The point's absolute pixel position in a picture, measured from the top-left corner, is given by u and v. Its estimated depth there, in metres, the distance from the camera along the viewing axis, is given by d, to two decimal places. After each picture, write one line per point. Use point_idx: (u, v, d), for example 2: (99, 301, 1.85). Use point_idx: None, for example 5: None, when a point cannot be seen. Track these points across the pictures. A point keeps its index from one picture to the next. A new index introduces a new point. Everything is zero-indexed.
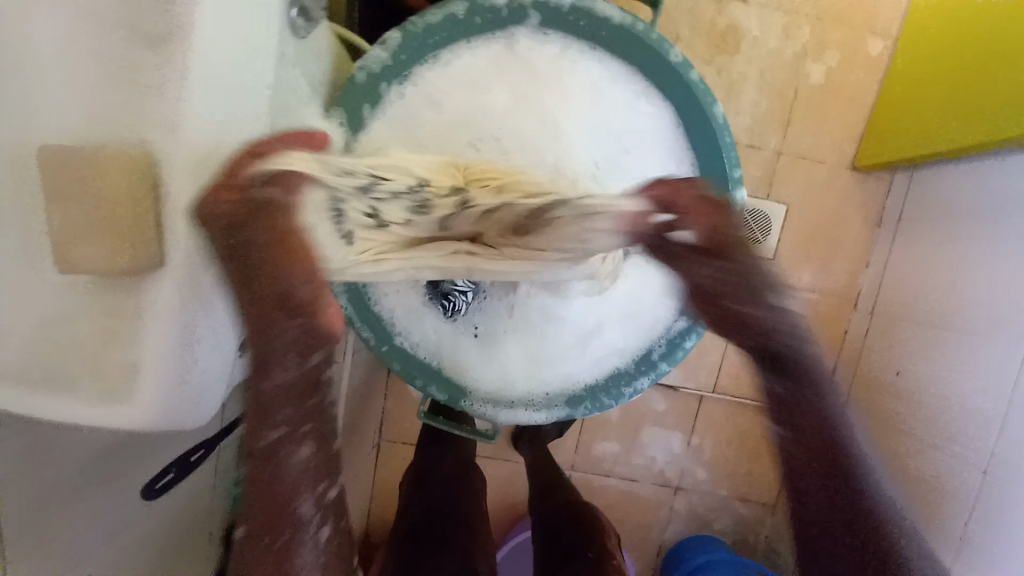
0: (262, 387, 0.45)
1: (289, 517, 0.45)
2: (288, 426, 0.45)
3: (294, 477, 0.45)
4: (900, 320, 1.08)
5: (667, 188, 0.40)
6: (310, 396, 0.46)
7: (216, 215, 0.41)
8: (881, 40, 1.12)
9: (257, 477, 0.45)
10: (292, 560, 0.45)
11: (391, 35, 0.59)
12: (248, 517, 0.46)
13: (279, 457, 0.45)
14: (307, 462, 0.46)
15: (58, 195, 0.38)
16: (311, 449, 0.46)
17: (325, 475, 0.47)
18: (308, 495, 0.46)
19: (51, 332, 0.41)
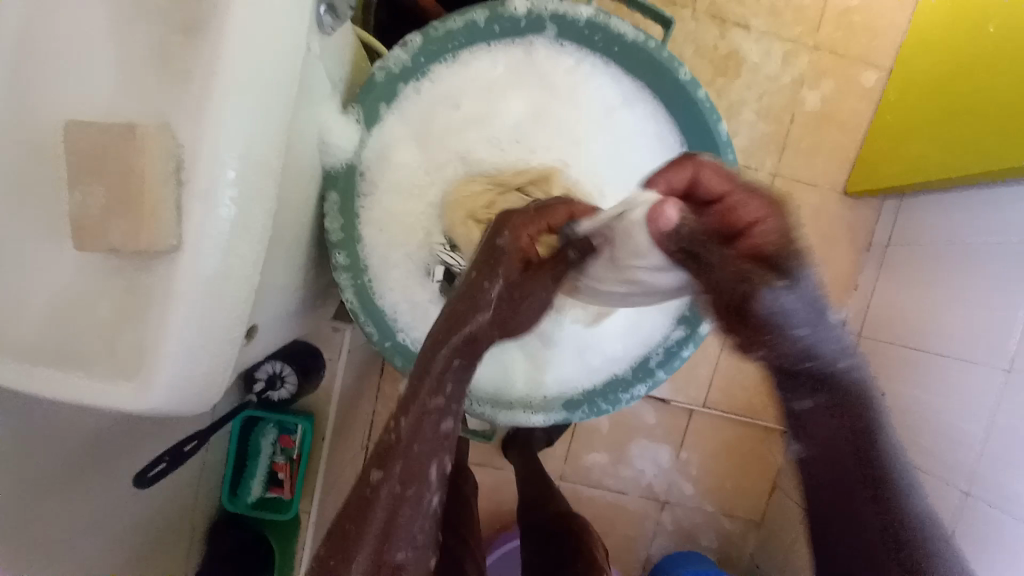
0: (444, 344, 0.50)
1: (420, 475, 0.48)
2: (445, 393, 0.50)
3: (433, 440, 0.49)
4: (884, 341, 1.10)
5: (686, 173, 0.43)
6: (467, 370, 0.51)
7: (235, 199, 0.40)
8: (875, 73, 1.17)
9: (407, 430, 0.48)
10: (406, 517, 0.47)
11: (412, 37, 0.57)
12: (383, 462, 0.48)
13: (433, 417, 0.49)
14: (446, 433, 0.49)
15: (83, 170, 0.38)
16: (451, 422, 0.50)
17: (453, 446, 0.51)
18: (436, 459, 0.49)
19: (66, 308, 0.41)
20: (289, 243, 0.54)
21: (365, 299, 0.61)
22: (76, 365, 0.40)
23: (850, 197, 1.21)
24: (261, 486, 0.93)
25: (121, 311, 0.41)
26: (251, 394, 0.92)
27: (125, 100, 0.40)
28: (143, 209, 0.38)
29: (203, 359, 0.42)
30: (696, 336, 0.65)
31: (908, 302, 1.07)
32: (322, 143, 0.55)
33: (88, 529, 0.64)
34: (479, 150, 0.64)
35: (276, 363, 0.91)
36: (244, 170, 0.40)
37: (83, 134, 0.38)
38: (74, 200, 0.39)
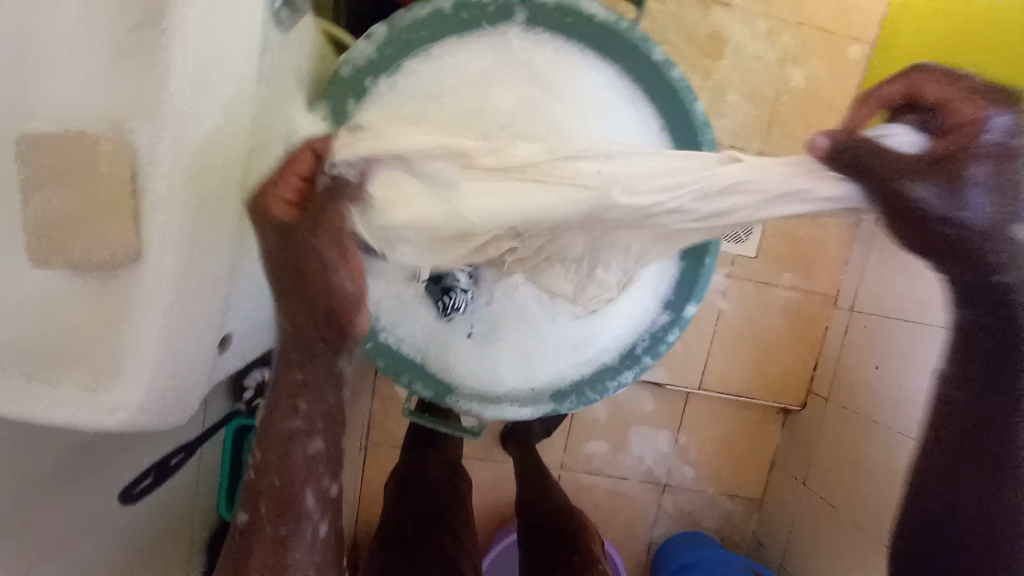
0: (288, 369, 0.48)
1: (297, 506, 0.49)
2: (304, 420, 0.49)
3: (303, 470, 0.49)
4: (877, 317, 1.10)
5: (910, 82, 0.41)
6: (329, 395, 0.49)
7: (193, 206, 0.39)
8: (859, 47, 1.15)
9: (272, 467, 0.49)
10: (288, 553, 0.49)
11: (376, 28, 0.56)
12: (256, 503, 0.50)
13: (292, 445, 0.49)
14: (318, 454, 0.50)
15: (43, 178, 0.36)
16: (321, 444, 0.50)
17: (331, 472, 0.52)
18: (312, 486, 0.50)
19: (26, 327, 0.39)
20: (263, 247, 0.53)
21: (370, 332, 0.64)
22: (54, 380, 0.39)
23: None
24: None
25: (92, 322, 0.40)
26: (239, 402, 0.91)
27: (69, 106, 0.38)
28: (120, 213, 0.37)
29: (180, 363, 0.42)
30: (681, 320, 0.65)
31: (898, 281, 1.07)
32: (289, 142, 0.53)
33: (86, 542, 0.63)
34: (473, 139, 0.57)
35: (264, 371, 0.90)
36: (199, 168, 0.39)
37: (40, 142, 0.36)
38: (32, 208, 0.36)
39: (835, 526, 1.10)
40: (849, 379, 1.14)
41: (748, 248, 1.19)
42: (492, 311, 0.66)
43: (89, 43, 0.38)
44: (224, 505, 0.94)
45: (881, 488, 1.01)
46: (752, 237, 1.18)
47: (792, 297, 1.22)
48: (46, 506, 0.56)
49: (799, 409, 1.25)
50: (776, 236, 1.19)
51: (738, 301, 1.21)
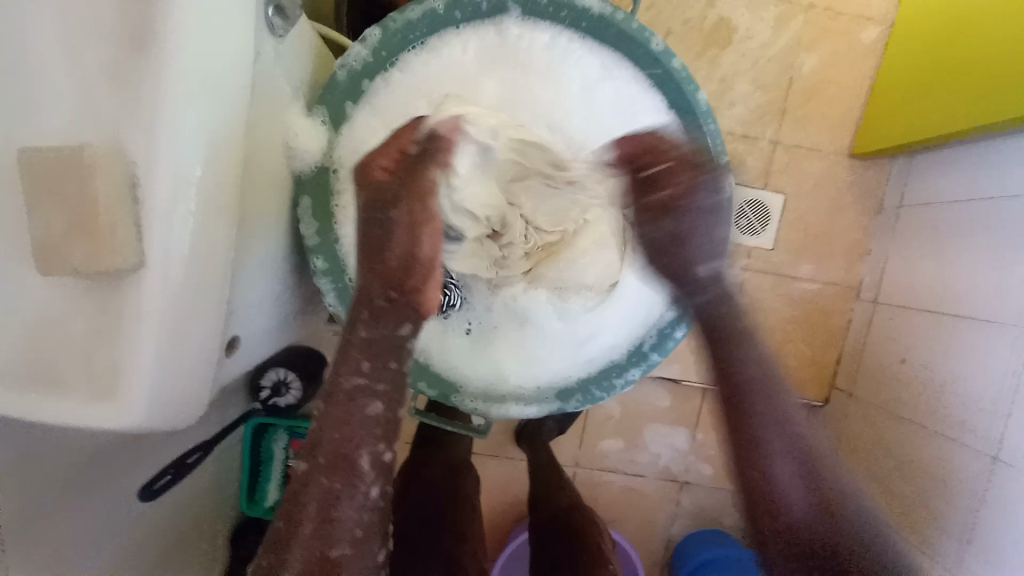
0: (354, 333, 0.48)
1: (350, 462, 0.46)
2: (369, 376, 0.47)
3: (362, 426, 0.47)
4: (902, 308, 1.06)
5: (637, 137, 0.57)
6: (392, 358, 0.48)
7: (189, 213, 0.40)
8: (876, 27, 1.11)
9: (333, 421, 0.47)
10: (338, 509, 0.45)
11: (370, 31, 0.56)
12: (312, 453, 0.47)
13: (354, 400, 0.47)
14: (377, 415, 0.47)
15: (38, 193, 0.38)
16: (382, 406, 0.47)
17: (387, 435, 0.48)
18: (368, 446, 0.47)
19: (40, 332, 0.41)
20: (265, 249, 0.54)
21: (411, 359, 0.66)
22: (50, 386, 0.41)
23: (857, 159, 1.16)
24: (277, 491, 0.97)
25: (93, 332, 0.41)
26: (257, 401, 0.95)
27: (69, 121, 0.39)
28: (99, 230, 0.38)
29: (184, 364, 0.43)
30: (689, 316, 0.63)
31: (927, 270, 1.02)
32: (287, 149, 0.55)
33: (100, 542, 0.66)
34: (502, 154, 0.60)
35: (281, 370, 0.93)
36: (196, 177, 0.40)
37: (37, 160, 0.38)
38: (34, 224, 0.38)
39: None
40: (872, 373, 1.10)
41: (764, 241, 1.16)
42: (493, 310, 0.67)
43: (86, 58, 0.39)
44: (245, 499, 0.97)
45: (914, 483, 0.95)
46: (768, 229, 1.16)
47: (812, 289, 1.18)
48: (67, 503, 0.59)
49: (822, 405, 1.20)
50: (791, 227, 1.16)
51: (752, 294, 1.18)
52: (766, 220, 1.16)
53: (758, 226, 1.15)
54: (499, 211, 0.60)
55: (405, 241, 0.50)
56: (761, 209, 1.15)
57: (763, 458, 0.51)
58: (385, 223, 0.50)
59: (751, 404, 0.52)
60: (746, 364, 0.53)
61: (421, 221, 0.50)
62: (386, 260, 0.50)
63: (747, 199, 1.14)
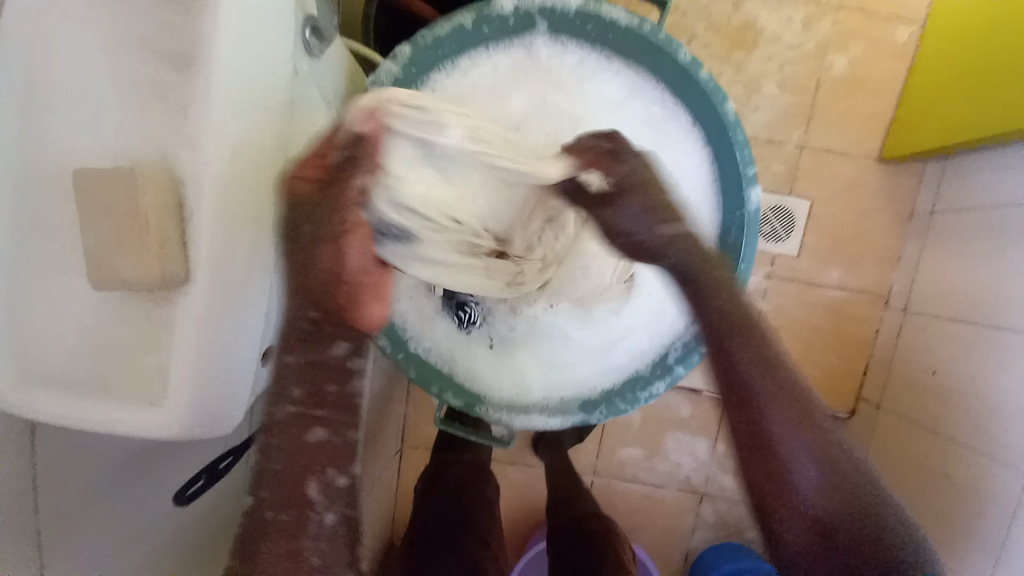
0: (286, 358, 0.48)
1: (299, 494, 0.51)
2: (301, 404, 0.49)
3: (309, 455, 0.51)
4: (934, 317, 1.03)
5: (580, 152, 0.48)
6: (329, 381, 0.50)
7: (235, 228, 0.42)
8: (908, 29, 1.08)
9: (280, 456, 0.50)
10: (299, 535, 0.52)
11: (401, 48, 0.56)
12: (261, 488, 0.52)
13: (296, 432, 0.50)
14: (333, 412, 0.51)
15: (91, 209, 0.40)
16: (323, 432, 0.50)
17: (334, 464, 0.52)
18: (314, 477, 0.51)
19: (87, 342, 0.43)
20: None
21: (394, 335, 0.64)
22: (101, 392, 0.43)
23: (887, 164, 1.13)
24: None
25: (140, 340, 0.43)
26: None
27: (116, 139, 0.41)
28: (147, 242, 0.39)
29: (224, 371, 0.44)
30: None
31: (961, 278, 0.99)
32: None
33: (134, 542, 0.67)
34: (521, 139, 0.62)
35: None
36: (245, 195, 0.42)
37: (92, 178, 0.39)
38: (89, 237, 0.41)
39: None
40: (903, 384, 1.07)
41: (789, 247, 1.14)
42: (515, 328, 0.68)
43: (135, 79, 0.41)
44: None
45: (945, 496, 0.92)
46: (794, 234, 1.14)
47: (839, 297, 1.16)
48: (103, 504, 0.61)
49: (848, 416, 1.18)
50: (817, 233, 1.14)
51: (777, 301, 1.16)
52: (792, 226, 1.14)
53: (783, 232, 1.13)
54: (495, 218, 0.54)
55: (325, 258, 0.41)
56: (785, 215, 1.13)
57: (779, 451, 0.45)
58: (304, 239, 0.41)
59: (772, 399, 0.45)
60: (754, 364, 0.45)
61: (342, 232, 0.41)
62: (307, 276, 0.42)
63: (771, 204, 1.13)
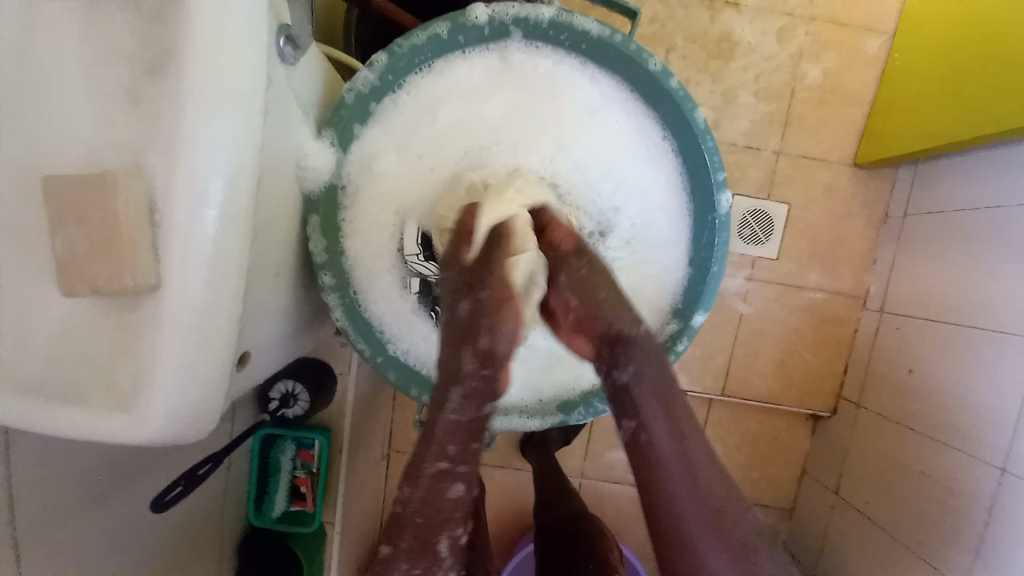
0: (440, 419, 0.52)
1: (430, 547, 0.49)
2: (451, 462, 0.50)
3: (444, 512, 0.49)
4: (907, 317, 1.06)
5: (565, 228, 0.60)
6: (473, 440, 0.52)
7: (206, 237, 0.41)
8: (879, 38, 1.12)
9: (417, 505, 0.49)
10: None
11: (378, 56, 0.57)
12: (397, 535, 0.49)
13: (437, 486, 0.50)
14: (460, 501, 0.50)
15: (69, 223, 0.41)
16: (462, 490, 0.50)
17: (467, 519, 0.51)
18: (449, 531, 0.49)
19: (63, 349, 0.44)
20: (274, 267, 0.56)
21: (354, 316, 0.63)
22: (71, 403, 0.43)
23: (862, 168, 1.16)
24: (285, 501, 0.98)
25: (117, 348, 0.43)
26: (265, 411, 0.97)
27: (99, 152, 0.42)
28: (124, 250, 0.40)
29: (202, 383, 0.44)
30: (689, 330, 0.63)
31: (933, 280, 1.01)
32: (299, 167, 0.57)
33: (113, 552, 0.69)
34: (466, 132, 0.65)
35: (289, 382, 0.96)
36: (228, 204, 0.42)
37: (68, 190, 0.40)
38: (63, 246, 0.41)
39: (868, 535, 1.03)
40: (880, 381, 1.09)
41: (767, 251, 1.17)
42: None
43: (118, 96, 0.42)
44: (252, 509, 0.98)
45: (922, 494, 0.94)
46: (773, 239, 1.17)
47: (819, 298, 1.18)
48: (72, 515, 0.61)
49: (828, 416, 1.20)
50: (795, 236, 1.17)
51: (759, 303, 1.18)
52: (771, 229, 1.16)
53: (761, 235, 1.16)
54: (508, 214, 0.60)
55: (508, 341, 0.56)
56: (765, 219, 1.16)
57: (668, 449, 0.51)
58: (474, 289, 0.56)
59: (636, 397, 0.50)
60: (646, 371, 0.51)
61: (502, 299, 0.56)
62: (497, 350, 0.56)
63: (750, 209, 1.16)
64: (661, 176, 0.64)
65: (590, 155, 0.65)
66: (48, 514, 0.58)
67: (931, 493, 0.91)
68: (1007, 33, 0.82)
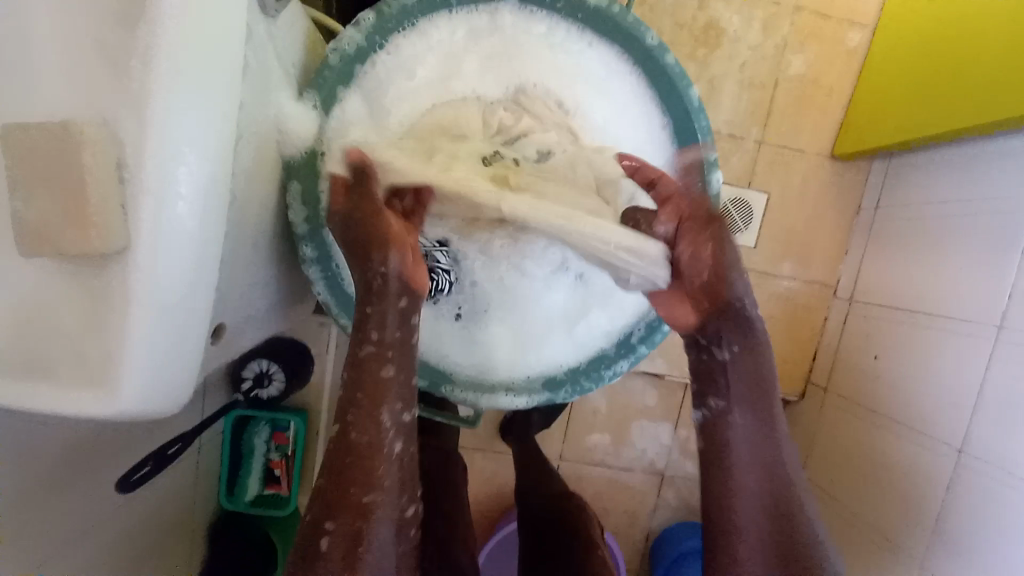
0: (363, 308, 0.51)
1: (372, 420, 0.50)
2: (377, 346, 0.51)
3: (380, 391, 0.50)
4: (876, 304, 1.09)
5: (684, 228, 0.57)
6: (404, 323, 0.52)
7: (177, 193, 0.39)
8: (859, 32, 1.14)
9: (357, 394, 0.50)
10: (371, 463, 0.49)
11: (364, 15, 0.56)
12: (345, 411, 0.51)
13: (367, 367, 0.50)
14: (394, 382, 0.51)
15: (25, 172, 0.37)
16: (394, 371, 0.51)
17: (406, 397, 0.52)
18: (388, 408, 0.50)
19: (24, 313, 0.40)
20: (251, 241, 0.54)
21: (336, 289, 0.62)
22: (37, 374, 0.40)
23: (837, 160, 1.19)
24: (258, 483, 0.96)
25: (79, 315, 0.40)
26: (238, 392, 0.94)
27: (59, 100, 0.39)
28: (85, 209, 0.37)
29: (176, 354, 0.42)
30: None
31: (904, 268, 1.05)
32: (278, 132, 0.54)
33: (78, 540, 0.66)
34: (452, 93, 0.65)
35: (263, 361, 0.93)
36: (205, 164, 0.40)
37: (21, 136, 0.37)
38: (19, 203, 0.38)
39: (835, 514, 1.07)
40: (848, 366, 1.13)
41: (746, 239, 1.19)
42: (477, 286, 0.68)
43: (86, 41, 0.39)
44: (224, 493, 0.95)
45: (884, 472, 0.98)
46: (751, 227, 1.19)
47: (794, 287, 1.21)
48: (30, 496, 0.57)
49: (797, 399, 1.25)
50: (773, 225, 1.19)
51: None
52: (750, 218, 1.19)
53: (741, 224, 1.18)
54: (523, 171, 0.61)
55: (397, 263, 0.52)
56: (745, 208, 1.18)
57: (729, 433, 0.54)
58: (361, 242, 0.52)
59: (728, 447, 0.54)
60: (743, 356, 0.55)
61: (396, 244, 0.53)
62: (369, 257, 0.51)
63: (730, 198, 1.17)
64: (647, 135, 0.65)
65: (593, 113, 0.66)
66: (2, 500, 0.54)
67: (895, 473, 0.96)
68: (984, 26, 0.83)
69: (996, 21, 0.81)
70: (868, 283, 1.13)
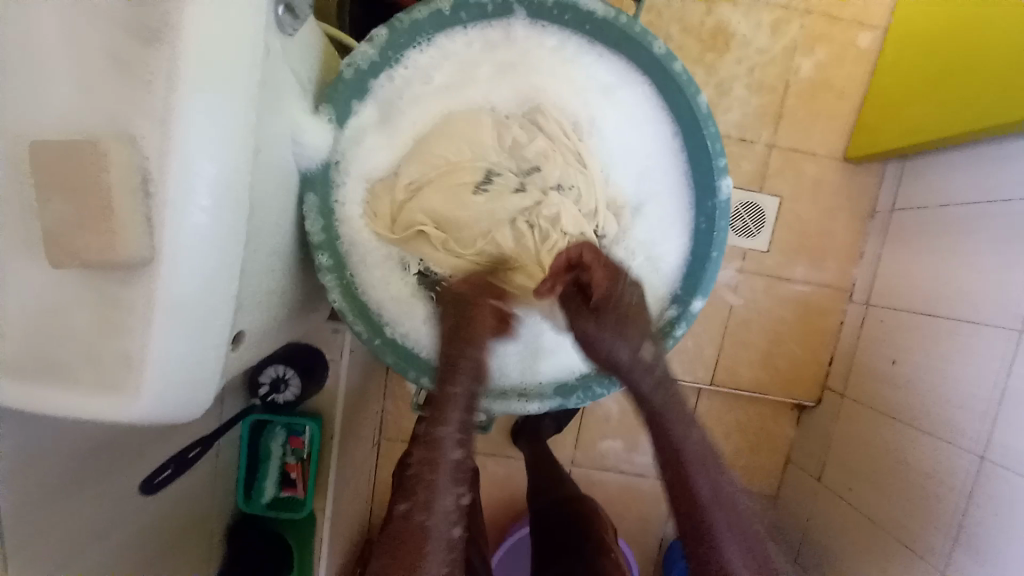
0: (445, 387, 0.55)
1: (431, 504, 0.50)
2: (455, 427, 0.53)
3: (446, 473, 0.51)
4: (893, 309, 1.08)
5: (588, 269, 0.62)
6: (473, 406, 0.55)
7: (198, 205, 0.40)
8: (870, 34, 1.13)
9: (422, 474, 0.51)
10: (422, 548, 0.48)
11: (378, 31, 0.58)
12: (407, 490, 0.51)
13: (437, 445, 0.52)
14: (456, 463, 0.52)
15: (52, 187, 0.39)
16: (462, 454, 0.52)
17: (464, 482, 0.52)
18: (450, 494, 0.51)
19: (47, 321, 0.42)
20: (268, 250, 0.55)
21: (352, 297, 0.63)
22: (60, 380, 0.41)
23: (850, 162, 1.17)
24: (275, 486, 0.97)
25: (100, 324, 0.42)
26: (255, 397, 0.97)
27: (84, 118, 0.41)
28: (105, 221, 0.38)
29: (195, 360, 0.43)
30: (688, 315, 0.64)
31: (920, 271, 1.03)
32: (294, 142, 0.56)
33: (99, 539, 0.68)
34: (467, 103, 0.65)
35: (279, 366, 0.96)
36: (225, 176, 0.41)
37: (49, 154, 0.39)
38: (46, 216, 0.40)
39: (852, 521, 1.05)
40: (863, 371, 1.12)
41: (757, 242, 1.18)
42: None
43: (109, 61, 0.41)
44: (241, 496, 0.97)
45: (902, 479, 0.97)
46: (762, 230, 1.18)
47: (807, 291, 1.20)
48: (55, 496, 0.59)
49: (813, 405, 1.22)
50: (785, 228, 1.18)
51: (748, 294, 1.20)
52: (761, 222, 1.18)
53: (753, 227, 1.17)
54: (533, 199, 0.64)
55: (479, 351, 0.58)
56: (756, 211, 1.17)
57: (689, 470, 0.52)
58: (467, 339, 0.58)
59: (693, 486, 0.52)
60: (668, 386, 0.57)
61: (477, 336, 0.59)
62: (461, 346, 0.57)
63: (741, 201, 1.17)
64: (658, 143, 0.65)
65: (604, 123, 0.66)
66: (30, 499, 0.56)
67: (914, 480, 0.94)
68: (1001, 26, 0.82)
69: (1012, 22, 0.80)
70: (884, 287, 1.11)
